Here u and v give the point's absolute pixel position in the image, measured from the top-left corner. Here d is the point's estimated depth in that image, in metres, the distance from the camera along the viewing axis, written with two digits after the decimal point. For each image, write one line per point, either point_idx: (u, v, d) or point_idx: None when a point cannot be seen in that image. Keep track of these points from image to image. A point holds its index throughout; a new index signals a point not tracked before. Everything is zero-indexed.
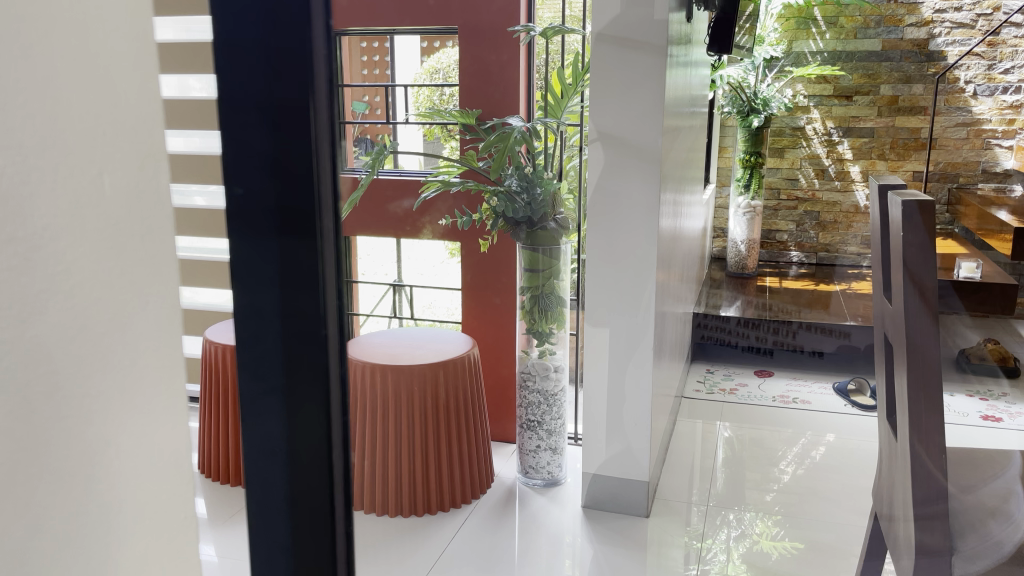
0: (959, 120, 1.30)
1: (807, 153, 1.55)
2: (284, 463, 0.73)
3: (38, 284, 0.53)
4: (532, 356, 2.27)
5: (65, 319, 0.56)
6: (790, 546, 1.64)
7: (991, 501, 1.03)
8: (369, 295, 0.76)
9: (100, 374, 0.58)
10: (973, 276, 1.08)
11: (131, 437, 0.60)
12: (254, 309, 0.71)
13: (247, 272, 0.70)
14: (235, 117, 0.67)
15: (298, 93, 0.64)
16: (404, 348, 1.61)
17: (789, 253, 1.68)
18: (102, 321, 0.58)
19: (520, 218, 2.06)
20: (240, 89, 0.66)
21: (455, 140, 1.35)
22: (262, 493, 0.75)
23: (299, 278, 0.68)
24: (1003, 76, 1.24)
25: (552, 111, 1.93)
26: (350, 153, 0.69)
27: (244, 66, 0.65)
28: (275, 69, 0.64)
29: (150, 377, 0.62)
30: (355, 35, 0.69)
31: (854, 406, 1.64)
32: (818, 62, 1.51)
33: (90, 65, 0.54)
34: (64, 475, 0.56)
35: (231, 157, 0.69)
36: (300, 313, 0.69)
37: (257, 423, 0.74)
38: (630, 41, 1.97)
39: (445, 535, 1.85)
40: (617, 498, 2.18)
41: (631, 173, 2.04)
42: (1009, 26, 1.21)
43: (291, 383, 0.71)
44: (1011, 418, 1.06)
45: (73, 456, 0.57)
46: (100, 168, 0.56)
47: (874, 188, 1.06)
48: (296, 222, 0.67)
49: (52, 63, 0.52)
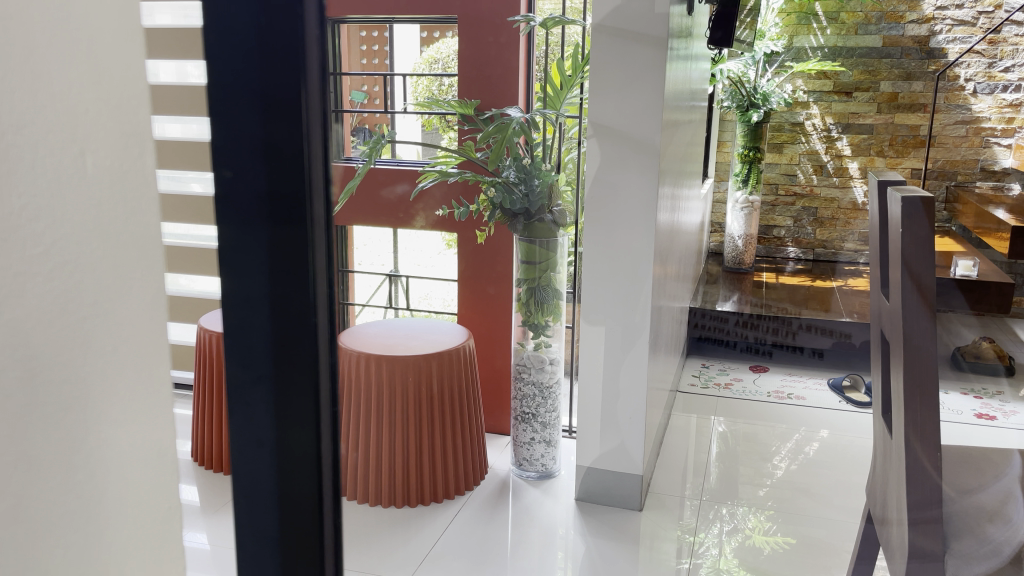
0: (959, 118, 1.26)
1: (806, 149, 1.53)
2: (272, 458, 0.64)
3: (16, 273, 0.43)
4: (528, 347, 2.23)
5: (47, 321, 0.45)
6: (782, 540, 1.65)
7: (990, 503, 1.04)
8: (365, 284, 0.70)
9: (96, 396, 0.48)
10: (970, 275, 1.04)
11: (130, 464, 0.50)
12: (239, 294, 0.61)
13: (233, 248, 0.60)
14: (221, 89, 0.57)
15: (289, 70, 0.55)
16: (399, 339, 1.60)
17: (787, 249, 1.69)
18: (86, 331, 0.47)
19: (518, 210, 2.08)
20: (226, 65, 0.56)
21: (454, 130, 1.35)
22: (247, 489, 0.65)
23: (289, 264, 0.59)
24: (1003, 74, 1.19)
25: (552, 102, 2.03)
26: (348, 142, 0.66)
27: (229, 38, 0.55)
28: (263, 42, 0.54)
29: (144, 397, 0.51)
30: (355, 24, 0.68)
31: (849, 402, 1.63)
32: (818, 57, 1.49)
33: (79, 25, 0.43)
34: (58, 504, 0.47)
35: (219, 135, 0.58)
36: (289, 302, 0.60)
37: (241, 416, 0.64)
38: (635, 35, 1.94)
39: (438, 524, 1.87)
40: (610, 491, 2.19)
41: (630, 165, 2.02)
42: (1009, 24, 1.16)
43: (280, 373, 0.62)
44: (1006, 417, 1.05)
45: (63, 487, 0.47)
46: (82, 146, 0.45)
47: (874, 184, 1.04)
48: (286, 198, 0.58)
49: (36, 20, 0.42)
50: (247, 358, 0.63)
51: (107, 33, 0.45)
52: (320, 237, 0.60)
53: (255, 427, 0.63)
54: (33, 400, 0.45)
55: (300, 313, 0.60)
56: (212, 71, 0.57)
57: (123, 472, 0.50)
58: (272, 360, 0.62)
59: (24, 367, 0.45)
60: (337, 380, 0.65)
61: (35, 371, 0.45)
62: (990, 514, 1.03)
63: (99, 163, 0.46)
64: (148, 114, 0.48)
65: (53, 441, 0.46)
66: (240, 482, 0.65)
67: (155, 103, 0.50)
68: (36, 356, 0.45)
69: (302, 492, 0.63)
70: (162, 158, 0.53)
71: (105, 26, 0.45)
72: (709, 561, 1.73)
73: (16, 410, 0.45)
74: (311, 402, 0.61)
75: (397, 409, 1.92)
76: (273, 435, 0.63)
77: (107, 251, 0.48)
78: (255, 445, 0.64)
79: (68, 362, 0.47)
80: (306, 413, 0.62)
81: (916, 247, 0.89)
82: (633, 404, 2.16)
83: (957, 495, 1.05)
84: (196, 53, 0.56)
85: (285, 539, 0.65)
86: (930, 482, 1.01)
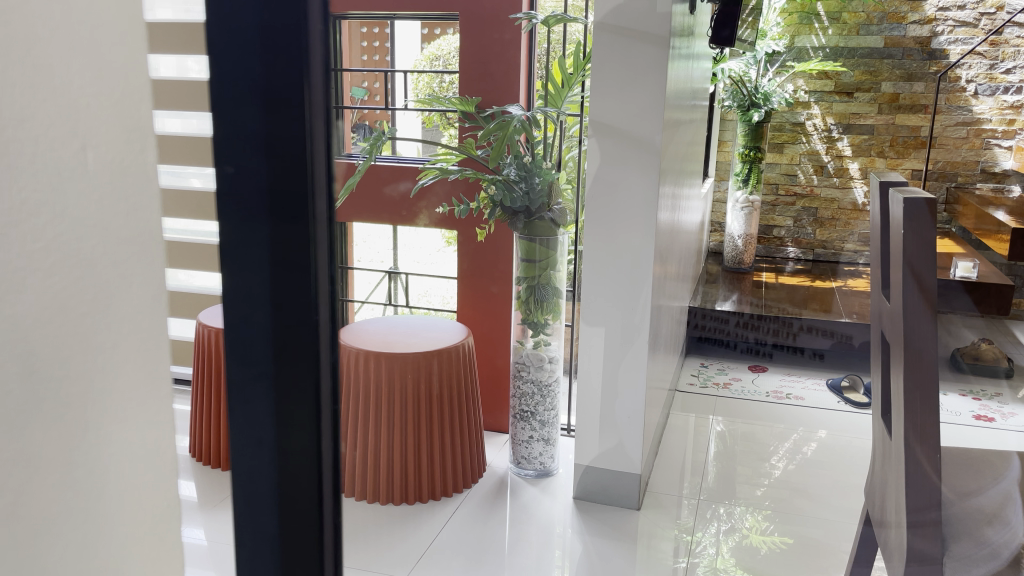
0: (960, 119, 1.24)
1: (807, 149, 1.54)
2: (273, 457, 0.64)
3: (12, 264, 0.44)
4: (527, 346, 2.23)
5: (38, 317, 0.46)
6: (780, 541, 1.63)
7: (990, 506, 1.02)
8: (364, 281, 0.71)
9: (93, 392, 0.49)
10: (969, 275, 1.07)
11: (130, 463, 0.51)
12: (240, 291, 0.61)
13: (235, 245, 0.60)
14: (224, 84, 0.57)
15: (292, 67, 0.55)
16: (399, 336, 1.62)
17: (787, 249, 1.67)
18: (84, 326, 0.47)
19: (517, 207, 2.05)
20: (230, 64, 0.56)
21: (454, 128, 1.35)
22: (247, 488, 0.65)
23: (291, 260, 0.59)
24: (1004, 76, 1.17)
25: (552, 101, 2.06)
26: (347, 138, 0.60)
27: (233, 38, 0.55)
28: (266, 40, 0.54)
29: (144, 396, 0.51)
30: (356, 19, 0.68)
31: (846, 404, 1.61)
32: (820, 57, 1.50)
33: (80, 17, 0.44)
34: (50, 499, 0.48)
35: (222, 134, 0.58)
36: (290, 299, 0.60)
37: (242, 414, 0.64)
38: (638, 33, 1.92)
39: (437, 521, 1.88)
40: (608, 490, 2.20)
41: (631, 164, 2.01)
42: (1012, 26, 1.13)
43: (281, 370, 0.62)
44: (1004, 419, 1.04)
45: (56, 482, 0.48)
46: (83, 140, 0.45)
47: (877, 186, 1.04)
48: (288, 195, 0.58)
49: (35, 12, 0.42)
50: (247, 355, 0.63)
51: (107, 30, 0.45)
52: (322, 234, 0.60)
53: (255, 425, 0.63)
54: (30, 393, 0.47)
55: (302, 310, 0.60)
56: (213, 69, 0.57)
57: (120, 470, 0.50)
58: (272, 357, 0.62)
59: (21, 361, 0.46)
60: (338, 377, 0.65)
61: (34, 364, 0.46)
62: (989, 518, 1.02)
63: (98, 162, 0.46)
64: (151, 108, 0.48)
65: (49, 438, 0.47)
66: (240, 481, 0.65)
67: (156, 99, 0.50)
68: (34, 353, 0.46)
69: (302, 491, 0.63)
70: (161, 152, 0.53)
71: (107, 20, 0.45)
72: (706, 561, 1.73)
73: (10, 404, 0.46)
74: (313, 399, 0.61)
75: (397, 406, 1.92)
76: (273, 433, 0.63)
77: (105, 244, 0.48)
78: (255, 443, 0.64)
79: (65, 359, 0.47)
80: (307, 411, 0.62)
81: (918, 248, 0.89)
82: (631, 403, 2.16)
83: (955, 498, 1.03)
84: (197, 49, 0.57)
85: (286, 537, 0.65)
86: (930, 485, 1.04)
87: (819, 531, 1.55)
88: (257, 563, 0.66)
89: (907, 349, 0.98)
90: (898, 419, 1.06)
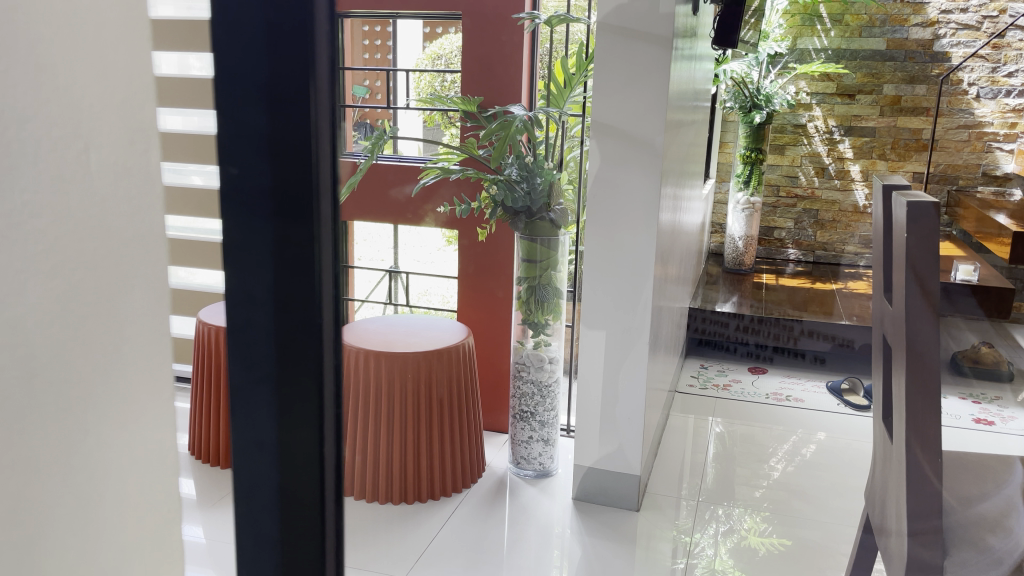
0: (962, 122, 1.26)
1: (807, 152, 1.51)
2: (274, 460, 0.63)
3: (13, 267, 0.43)
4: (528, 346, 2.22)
5: (40, 318, 0.45)
6: (779, 542, 1.67)
7: (992, 514, 1.02)
8: (365, 280, 0.71)
9: (93, 394, 0.48)
10: (969, 279, 1.06)
11: (133, 465, 0.50)
12: (242, 293, 0.61)
13: (238, 246, 0.60)
14: (230, 85, 0.57)
15: (296, 68, 0.55)
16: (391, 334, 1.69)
17: (785, 252, 1.61)
18: (85, 329, 0.47)
19: (519, 207, 2.07)
20: (236, 65, 0.55)
21: (456, 128, 1.34)
22: (247, 490, 0.65)
23: (294, 262, 0.59)
24: (1007, 78, 1.18)
25: (555, 101, 2.07)
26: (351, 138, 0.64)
27: (240, 40, 0.55)
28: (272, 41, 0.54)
29: (147, 398, 0.51)
30: (358, 18, 0.65)
31: (848, 405, 1.56)
32: (822, 59, 1.43)
33: (85, 17, 0.43)
34: (52, 504, 0.47)
35: (226, 134, 0.58)
36: (294, 301, 0.60)
37: (243, 415, 0.64)
38: (641, 33, 1.91)
39: (438, 519, 1.88)
40: (607, 491, 2.20)
41: (633, 165, 2.00)
42: (1015, 29, 1.13)
43: (283, 372, 0.62)
44: (1004, 423, 0.97)
45: (59, 486, 0.47)
46: (87, 142, 0.44)
47: (879, 188, 1.04)
48: (292, 196, 0.57)
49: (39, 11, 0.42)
50: (250, 357, 0.62)
51: (111, 26, 0.45)
52: (326, 235, 0.60)
53: (256, 427, 0.63)
54: (31, 398, 0.46)
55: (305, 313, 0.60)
56: (218, 67, 0.56)
57: (124, 472, 0.50)
58: (274, 360, 0.62)
59: (21, 366, 0.45)
60: (339, 380, 0.65)
61: (34, 371, 0.45)
62: (992, 525, 1.02)
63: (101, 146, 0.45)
64: (153, 109, 0.48)
65: (49, 442, 0.46)
66: (240, 483, 0.64)
67: (160, 98, 0.50)
68: (33, 354, 0.45)
69: (303, 492, 0.63)
70: (165, 151, 0.53)
71: (110, 20, 0.44)
72: (704, 560, 1.80)
73: (12, 409, 0.45)
74: (315, 402, 0.61)
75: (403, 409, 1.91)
76: (274, 436, 0.63)
77: (108, 247, 0.47)
78: (255, 445, 0.64)
79: (65, 360, 0.47)
80: (309, 413, 0.61)
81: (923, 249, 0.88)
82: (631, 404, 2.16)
83: (957, 506, 1.03)
84: (200, 46, 0.56)
85: (286, 540, 0.65)
86: (930, 490, 1.04)
87: (818, 533, 1.55)
88: (257, 565, 0.65)
89: (907, 353, 0.98)
90: (899, 422, 1.06)
